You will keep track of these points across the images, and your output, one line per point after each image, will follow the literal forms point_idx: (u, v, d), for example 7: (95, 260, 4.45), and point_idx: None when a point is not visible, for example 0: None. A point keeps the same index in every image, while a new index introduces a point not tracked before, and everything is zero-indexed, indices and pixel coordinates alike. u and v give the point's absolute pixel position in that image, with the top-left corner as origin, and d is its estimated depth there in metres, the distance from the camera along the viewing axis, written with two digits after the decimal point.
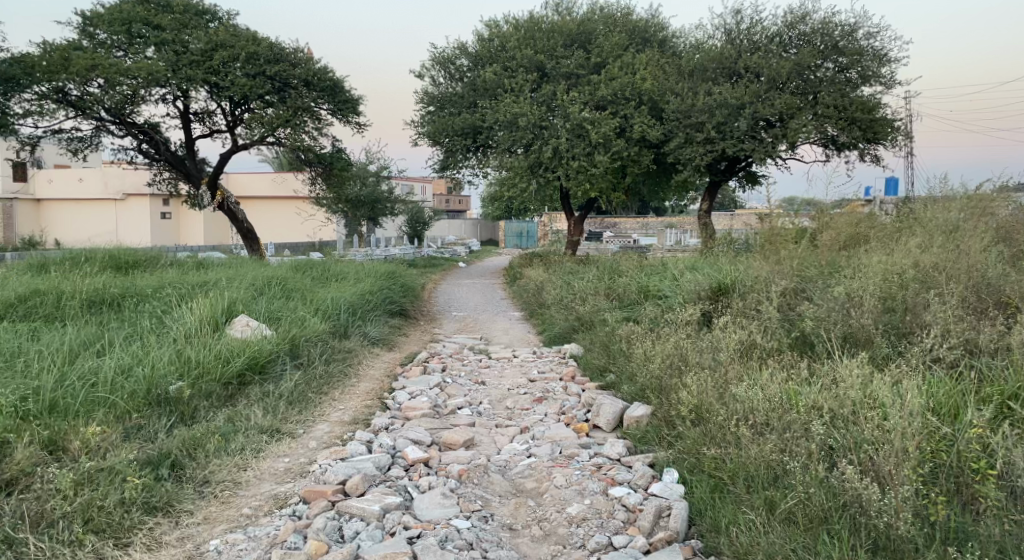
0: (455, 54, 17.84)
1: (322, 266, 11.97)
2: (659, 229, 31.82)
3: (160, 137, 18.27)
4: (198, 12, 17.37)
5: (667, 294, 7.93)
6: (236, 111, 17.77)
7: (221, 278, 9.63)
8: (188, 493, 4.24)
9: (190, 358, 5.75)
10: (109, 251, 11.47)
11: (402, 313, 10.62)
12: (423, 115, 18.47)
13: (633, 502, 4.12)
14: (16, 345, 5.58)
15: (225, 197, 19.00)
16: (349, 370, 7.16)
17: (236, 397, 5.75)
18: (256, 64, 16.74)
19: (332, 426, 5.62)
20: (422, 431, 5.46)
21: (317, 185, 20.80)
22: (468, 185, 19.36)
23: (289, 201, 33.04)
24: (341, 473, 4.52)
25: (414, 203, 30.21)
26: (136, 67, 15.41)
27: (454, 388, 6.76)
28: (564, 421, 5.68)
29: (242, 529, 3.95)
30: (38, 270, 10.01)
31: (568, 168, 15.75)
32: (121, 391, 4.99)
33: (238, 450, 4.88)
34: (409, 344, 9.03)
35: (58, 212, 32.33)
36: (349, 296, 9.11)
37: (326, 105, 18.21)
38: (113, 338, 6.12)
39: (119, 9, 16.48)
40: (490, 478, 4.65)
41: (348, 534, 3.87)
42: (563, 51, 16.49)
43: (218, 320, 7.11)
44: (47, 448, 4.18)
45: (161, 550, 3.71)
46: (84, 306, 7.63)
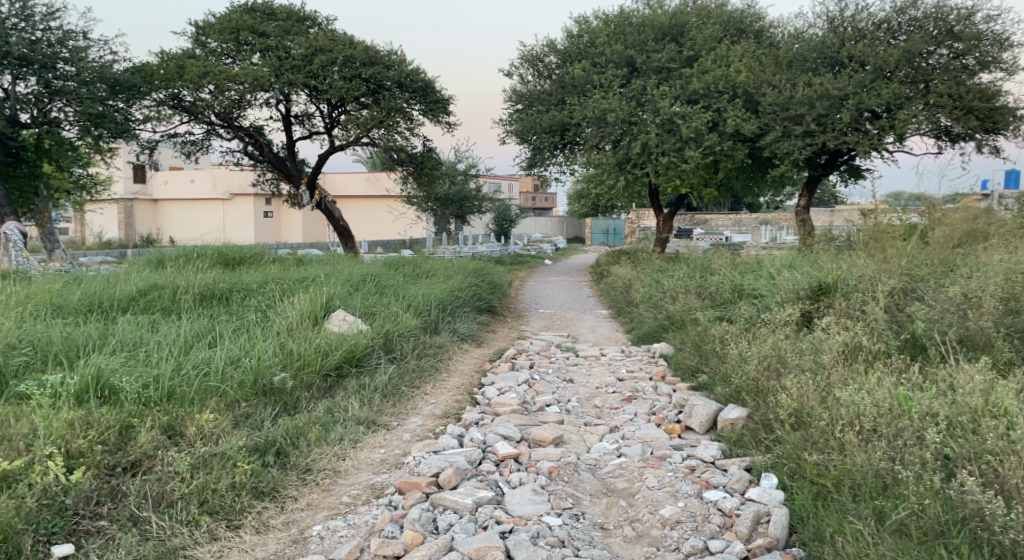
0: (544, 51, 17.83)
1: (414, 263, 12.22)
2: (753, 226, 30.78)
3: (263, 140, 19.17)
4: (299, 18, 18.06)
5: (763, 293, 7.66)
6: (333, 112, 18.41)
7: (319, 274, 9.98)
8: (292, 480, 4.44)
9: (292, 350, 6.00)
10: (217, 248, 12.14)
11: (490, 308, 10.72)
12: (512, 113, 18.59)
13: (729, 507, 4.03)
14: (137, 336, 5.96)
15: (323, 196, 19.68)
16: (439, 365, 7.30)
17: (335, 388, 5.98)
18: (352, 68, 17.26)
19: (425, 419, 5.74)
20: (512, 427, 5.51)
21: (407, 183, 21.27)
22: (555, 182, 19.32)
23: (382, 200, 33.92)
24: (434, 466, 4.65)
25: (502, 201, 30.41)
26: (242, 72, 16.27)
27: (543, 385, 6.78)
28: (655, 422, 5.61)
29: (343, 516, 4.10)
30: (155, 266, 10.70)
31: (657, 165, 15.43)
32: (231, 380, 5.27)
33: (337, 440, 5.07)
34: (497, 340, 9.11)
35: (172, 211, 34.49)
36: (439, 292, 9.28)
37: (418, 105, 18.61)
38: (221, 330, 6.46)
39: (228, 18, 17.44)
40: (580, 476, 4.64)
41: (442, 526, 3.95)
42: (654, 45, 16.24)
43: (316, 314, 7.41)
44: (167, 432, 4.44)
45: (269, 533, 3.90)
46: (196, 300, 8.09)
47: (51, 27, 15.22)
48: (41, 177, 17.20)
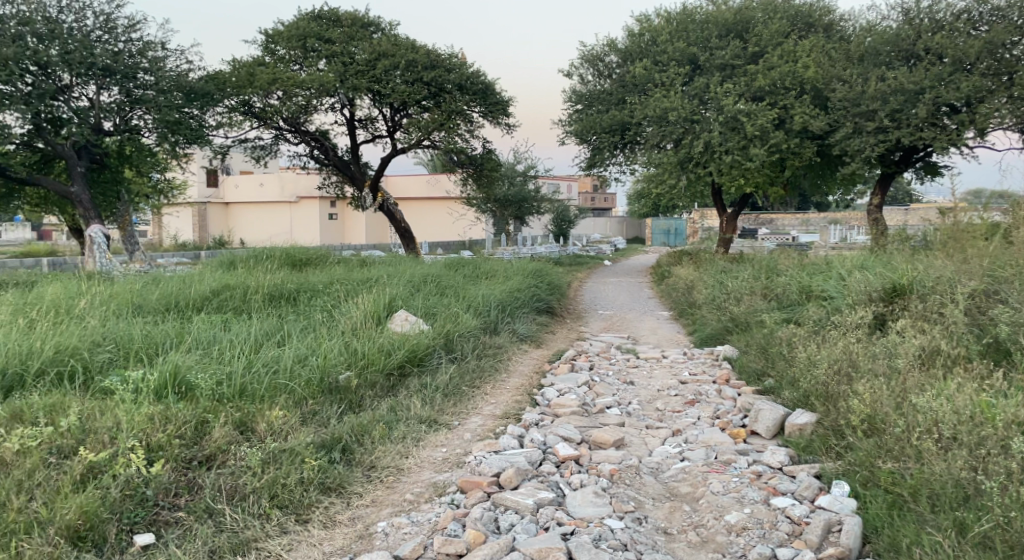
0: (604, 51, 17.71)
1: (474, 264, 12.31)
2: (822, 226, 29.88)
3: (328, 143, 19.64)
4: (363, 24, 18.43)
5: (833, 295, 7.43)
6: (396, 116, 18.71)
7: (382, 275, 10.17)
8: (357, 476, 4.53)
9: (356, 350, 6.13)
10: (285, 249, 12.49)
11: (549, 309, 10.71)
12: (572, 113, 18.54)
13: (798, 514, 3.93)
14: (211, 334, 6.18)
15: (385, 198, 20.00)
16: (499, 366, 7.33)
17: (398, 387, 6.07)
18: (415, 72, 17.47)
19: (486, 419, 5.78)
20: (572, 428, 5.49)
21: (467, 184, 21.44)
22: (615, 182, 19.17)
23: (442, 202, 34.26)
24: (495, 465, 4.68)
25: (561, 202, 30.34)
26: (309, 78, 16.69)
27: (603, 387, 6.74)
28: (719, 426, 5.50)
29: (406, 514, 4.16)
30: (227, 266, 11.09)
31: (721, 163, 15.14)
32: (298, 378, 5.42)
33: (401, 438, 5.15)
34: (556, 342, 9.10)
35: (242, 215, 35.73)
36: (499, 293, 9.33)
37: (479, 108, 18.74)
38: (290, 329, 6.65)
39: (296, 25, 17.94)
40: (642, 480, 4.59)
41: (504, 526, 3.97)
42: (718, 42, 15.94)
43: (379, 314, 7.55)
44: (239, 428, 4.59)
45: (336, 528, 3.99)
46: (266, 300, 8.35)
47: (132, 39, 15.93)
48: (122, 183, 18.01)
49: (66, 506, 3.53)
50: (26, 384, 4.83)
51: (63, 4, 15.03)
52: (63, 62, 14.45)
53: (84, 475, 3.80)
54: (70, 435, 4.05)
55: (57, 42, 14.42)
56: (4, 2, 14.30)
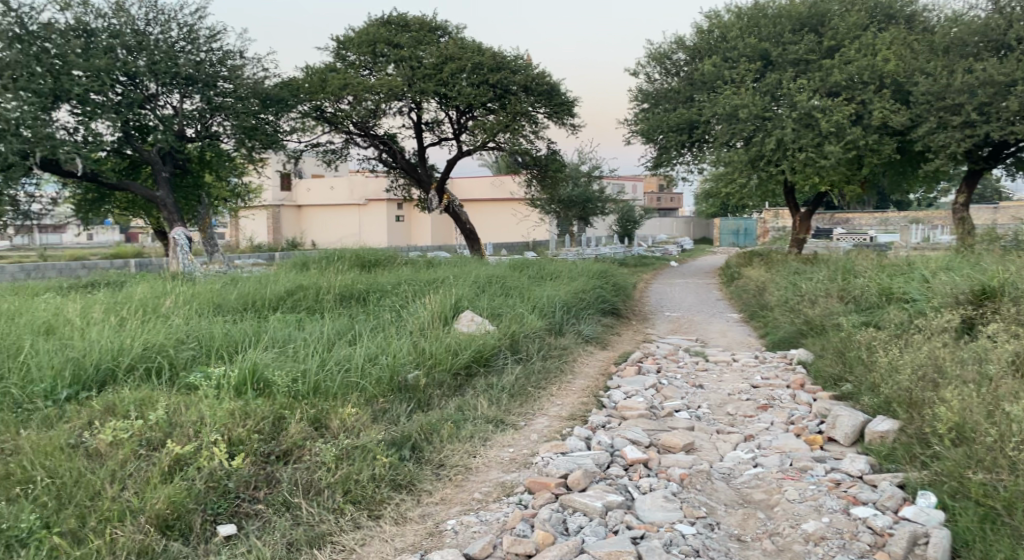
0: (672, 49, 17.45)
1: (539, 265, 12.33)
2: (902, 226, 28.71)
3: (397, 146, 19.98)
4: (431, 28, 18.68)
5: (916, 298, 7.12)
6: (461, 118, 18.88)
7: (448, 276, 10.28)
8: (427, 474, 4.59)
9: (424, 349, 6.21)
10: (354, 251, 12.77)
11: (615, 311, 10.63)
12: (638, 113, 18.36)
13: (881, 525, 3.78)
14: (287, 333, 6.38)
15: (451, 200, 20.21)
16: (565, 367, 7.31)
17: (465, 386, 6.13)
18: (480, 74, 17.61)
19: (552, 420, 5.77)
20: (640, 431, 5.43)
21: (532, 185, 21.48)
22: (682, 182, 18.86)
23: (507, 203, 34.39)
24: (563, 467, 4.66)
25: (627, 202, 30.06)
26: (379, 83, 17.07)
27: (671, 390, 6.64)
28: (794, 431, 5.34)
29: (475, 512, 4.20)
30: (300, 267, 11.42)
31: (794, 161, 14.71)
32: (369, 376, 5.53)
33: (468, 437, 5.19)
34: (622, 343, 9.02)
35: (314, 217, 36.76)
36: (564, 294, 9.30)
37: (544, 109, 18.74)
38: (360, 329, 6.80)
39: (366, 31, 18.35)
40: (714, 485, 4.50)
41: (572, 528, 3.96)
42: (792, 36, 15.48)
43: (446, 315, 7.63)
44: (314, 424, 4.72)
45: (407, 524, 4.06)
46: (337, 300, 8.56)
47: (212, 48, 16.59)
48: (202, 187, 18.77)
49: (155, 495, 3.67)
50: (118, 379, 5.07)
51: (150, 17, 15.79)
52: (150, 72, 15.17)
53: (171, 467, 3.95)
54: (158, 428, 4.23)
55: (144, 54, 15.16)
56: (96, 16, 15.11)
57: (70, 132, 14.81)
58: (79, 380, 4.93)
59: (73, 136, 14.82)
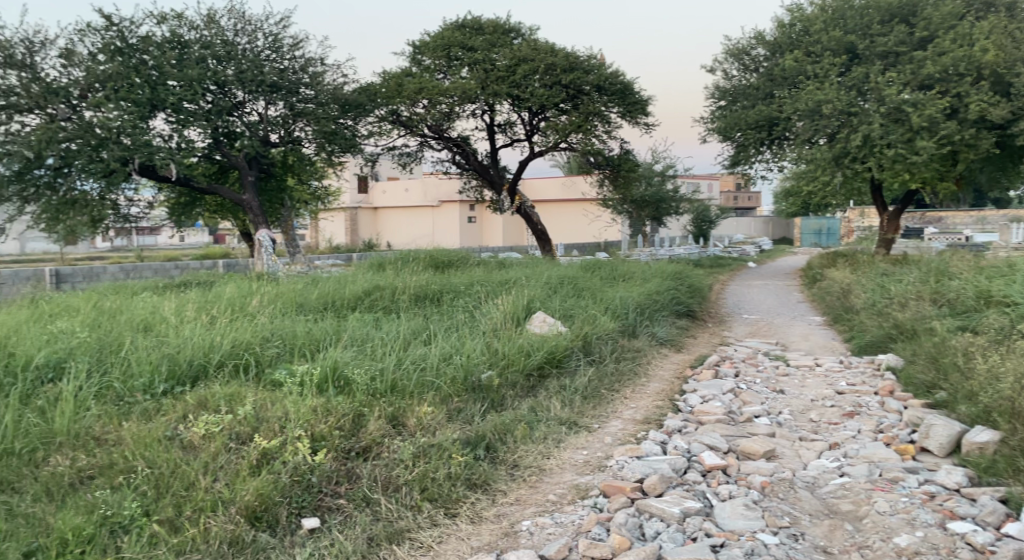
0: (751, 44, 17.02)
1: (611, 266, 12.21)
2: (1001, 225, 27.09)
3: (469, 148, 20.18)
4: (504, 30, 18.79)
5: (1018, 302, 6.71)
6: (534, 120, 18.91)
7: (521, 276, 10.32)
8: (501, 475, 4.62)
9: (497, 350, 6.25)
10: (429, 252, 12.96)
11: (690, 313, 10.41)
12: (714, 110, 17.97)
13: (981, 542, 3.59)
14: (365, 332, 6.54)
15: (523, 201, 20.26)
16: (639, 369, 7.21)
17: (538, 388, 6.13)
18: (553, 75, 17.60)
19: (626, 424, 5.70)
20: (718, 437, 5.30)
21: (604, 185, 21.31)
22: (760, 180, 18.33)
23: (579, 203, 34.22)
24: (639, 471, 4.60)
25: (702, 202, 29.46)
26: (453, 87, 17.32)
27: (751, 395, 6.46)
28: (883, 441, 5.12)
29: (550, 514, 4.19)
30: (377, 268, 11.67)
31: (882, 158, 14.07)
32: (443, 375, 5.60)
33: (542, 438, 5.18)
34: (698, 346, 8.83)
35: (389, 219, 37.62)
36: (637, 296, 9.19)
37: (617, 108, 18.54)
38: (435, 329, 6.90)
39: (441, 36, 18.66)
40: (797, 494, 4.35)
41: (649, 533, 3.90)
42: (881, 28, 14.86)
43: (519, 316, 7.65)
44: (391, 422, 4.82)
45: (483, 524, 4.08)
46: (412, 300, 8.72)
47: (295, 56, 17.17)
48: (285, 191, 19.43)
49: (244, 487, 3.81)
50: (209, 374, 5.30)
51: (238, 27, 16.46)
52: (238, 81, 15.84)
53: (259, 460, 4.10)
54: (247, 422, 4.41)
55: (233, 63, 15.84)
56: (189, 28, 15.86)
57: (165, 139, 15.60)
58: (174, 374, 5.18)
59: (168, 143, 15.60)
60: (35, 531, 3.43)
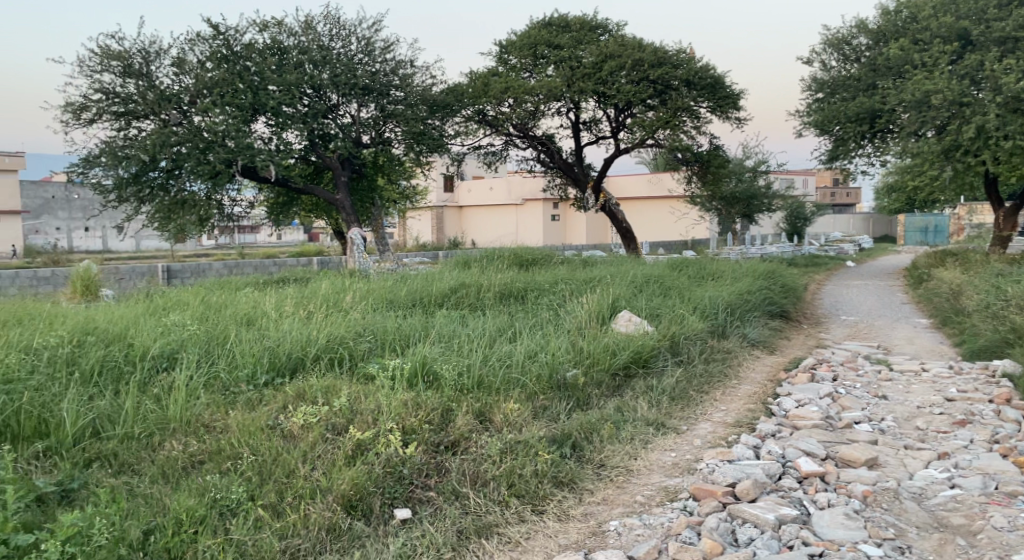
0: (852, 33, 16.29)
1: (699, 265, 11.93)
2: None
3: (554, 146, 20.18)
4: (591, 27, 18.68)
5: None
6: (620, 116, 18.71)
7: (606, 275, 10.24)
8: (588, 473, 4.60)
9: (582, 349, 6.23)
10: (513, 250, 13.04)
11: (783, 314, 10.06)
12: (811, 103, 17.28)
13: None
14: (452, 329, 6.64)
15: (608, 199, 20.08)
16: (729, 371, 7.02)
17: (623, 387, 6.06)
18: (641, 70, 17.37)
19: (716, 426, 5.56)
20: (815, 443, 5.10)
21: (693, 182, 20.85)
22: (861, 176, 17.50)
23: (665, 200, 33.62)
24: (730, 475, 4.49)
25: (797, 198, 28.40)
26: (539, 85, 17.32)
27: (850, 399, 6.18)
28: (999, 452, 4.79)
29: (639, 515, 4.13)
30: (463, 266, 11.84)
31: (998, 150, 13.17)
32: (529, 373, 5.63)
33: (629, 438, 5.13)
34: (792, 348, 8.52)
35: (474, 217, 38.12)
36: (727, 295, 8.95)
37: (707, 103, 18.04)
38: (520, 327, 6.95)
39: (528, 35, 18.72)
40: (903, 505, 4.13)
41: (743, 539, 3.80)
42: (997, 12, 13.93)
43: (604, 315, 7.59)
44: (478, 417, 4.90)
45: (570, 522, 4.08)
46: (497, 298, 8.80)
47: (386, 59, 17.62)
48: (375, 191, 19.95)
49: (341, 477, 3.94)
50: (306, 366, 5.52)
51: (334, 32, 17.05)
52: (333, 84, 16.42)
53: (353, 451, 4.24)
54: (343, 414, 4.57)
55: (328, 68, 16.43)
56: (289, 35, 16.54)
57: (265, 141, 16.34)
58: (275, 366, 5.42)
59: (268, 145, 16.34)
60: (153, 510, 3.62)
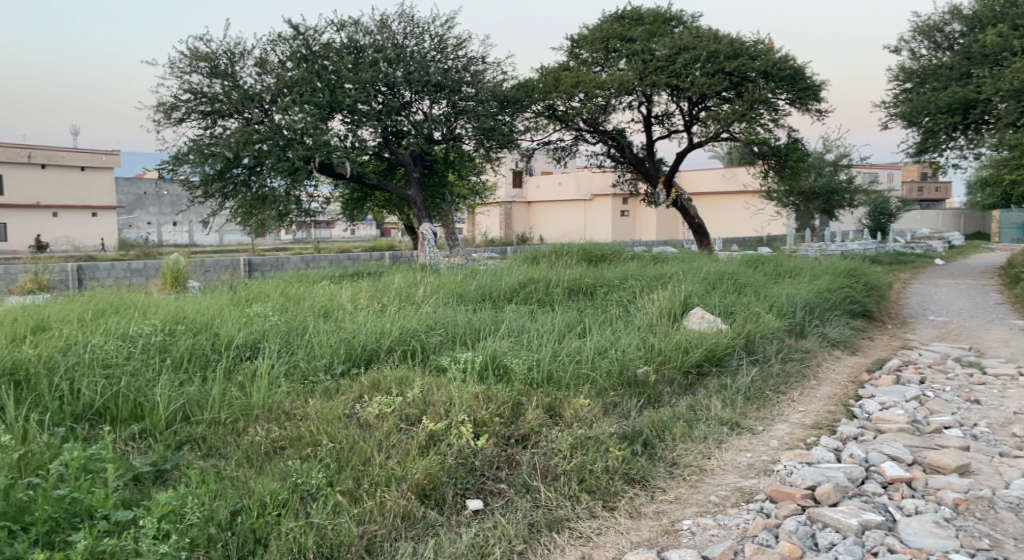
0: (945, 20, 15.53)
1: (776, 262, 11.60)
2: None
3: (625, 141, 19.97)
4: (665, 19, 18.38)
5: None
6: (693, 110, 18.38)
7: (678, 271, 10.07)
8: (660, 472, 4.54)
9: (653, 345, 6.16)
10: (582, 245, 12.97)
11: (866, 313, 9.67)
12: (898, 93, 16.55)
13: None
14: (521, 324, 6.67)
15: (680, 194, 19.74)
16: (807, 371, 6.79)
17: (696, 386, 5.95)
18: (716, 63, 16.99)
19: (794, 428, 5.40)
20: (900, 448, 4.89)
21: (769, 177, 20.27)
22: (952, 169, 16.65)
23: (739, 195, 32.85)
24: (810, 478, 4.36)
25: (880, 193, 27.27)
26: (610, 79, 17.16)
27: (939, 403, 5.90)
28: None
29: (713, 516, 4.05)
30: (532, 261, 11.86)
31: None
32: (599, 369, 5.60)
33: (702, 437, 5.03)
34: (875, 349, 8.19)
35: (542, 213, 38.17)
36: (805, 294, 8.67)
37: (785, 95, 17.45)
38: (590, 322, 6.92)
39: (600, 28, 18.58)
40: (998, 515, 3.92)
41: (823, 543, 3.68)
42: None
43: (676, 312, 7.47)
44: (549, 412, 4.91)
45: (641, 519, 4.03)
46: (566, 293, 8.78)
47: (458, 56, 17.79)
48: (446, 186, 20.19)
49: (415, 466, 4.02)
50: (380, 357, 5.65)
51: (408, 30, 17.31)
52: (406, 81, 16.69)
53: (426, 442, 4.31)
54: (416, 405, 4.66)
55: (402, 65, 16.71)
56: (365, 33, 16.89)
57: (341, 138, 16.79)
58: (351, 357, 5.57)
59: (344, 142, 16.76)
60: (240, 492, 3.77)
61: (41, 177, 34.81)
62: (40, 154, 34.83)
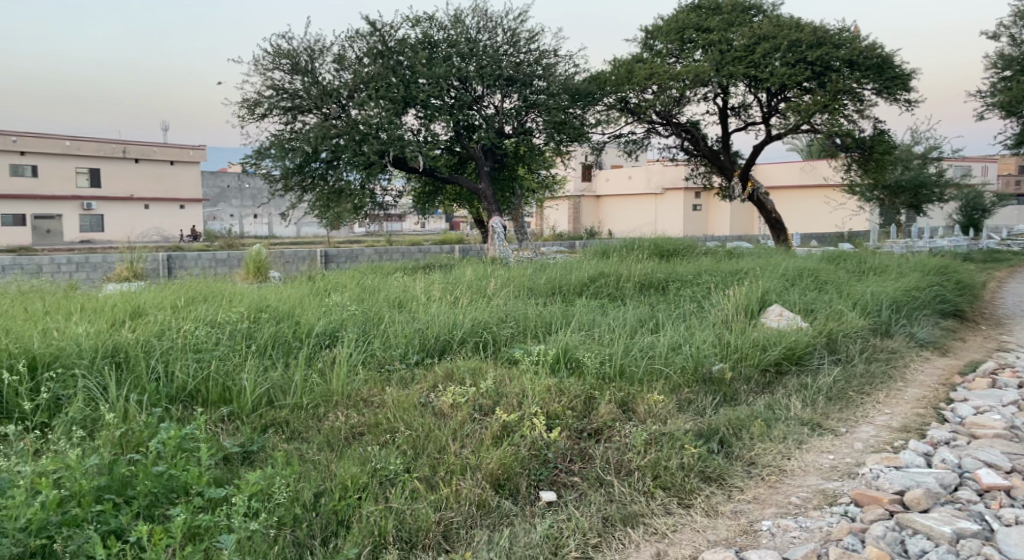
0: None
1: (860, 259, 11.14)
2: None
3: (700, 134, 19.57)
4: (744, 8, 17.85)
5: None
6: (772, 101, 17.87)
7: (754, 267, 9.81)
8: (738, 471, 4.43)
9: (730, 342, 6.03)
10: (654, 240, 12.78)
11: (958, 313, 9.19)
12: (995, 81, 15.65)
13: None
14: (592, 318, 6.62)
15: (755, 188, 19.23)
16: (894, 372, 6.50)
17: (774, 384, 5.78)
18: (797, 52, 16.43)
19: (879, 430, 5.18)
20: (997, 454, 4.64)
21: (851, 169, 19.50)
22: None
23: (819, 190, 31.77)
24: (898, 482, 4.19)
25: (973, 187, 25.91)
26: (685, 70, 16.83)
27: None
28: None
29: (794, 517, 3.94)
30: (603, 255, 11.76)
31: None
32: (674, 365, 5.52)
33: (781, 437, 4.89)
34: (968, 350, 7.77)
35: (611, 207, 37.89)
36: (891, 292, 8.30)
37: (871, 85, 16.73)
38: (662, 317, 6.82)
39: (675, 19, 18.25)
40: None
41: (914, 551, 3.53)
42: None
43: (752, 309, 7.28)
44: (622, 407, 4.88)
45: (719, 518, 3.95)
46: (637, 288, 8.68)
47: (530, 49, 17.78)
48: (516, 180, 20.24)
49: (489, 455, 4.06)
50: (453, 348, 5.72)
51: (481, 25, 17.40)
52: (479, 75, 16.80)
53: (500, 432, 4.34)
54: (490, 396, 4.71)
55: (474, 60, 16.84)
56: (439, 29, 17.08)
57: (415, 133, 17.04)
58: (424, 347, 5.66)
59: (417, 136, 17.00)
60: (321, 475, 3.88)
61: (134, 171, 36.60)
62: (134, 148, 36.67)
